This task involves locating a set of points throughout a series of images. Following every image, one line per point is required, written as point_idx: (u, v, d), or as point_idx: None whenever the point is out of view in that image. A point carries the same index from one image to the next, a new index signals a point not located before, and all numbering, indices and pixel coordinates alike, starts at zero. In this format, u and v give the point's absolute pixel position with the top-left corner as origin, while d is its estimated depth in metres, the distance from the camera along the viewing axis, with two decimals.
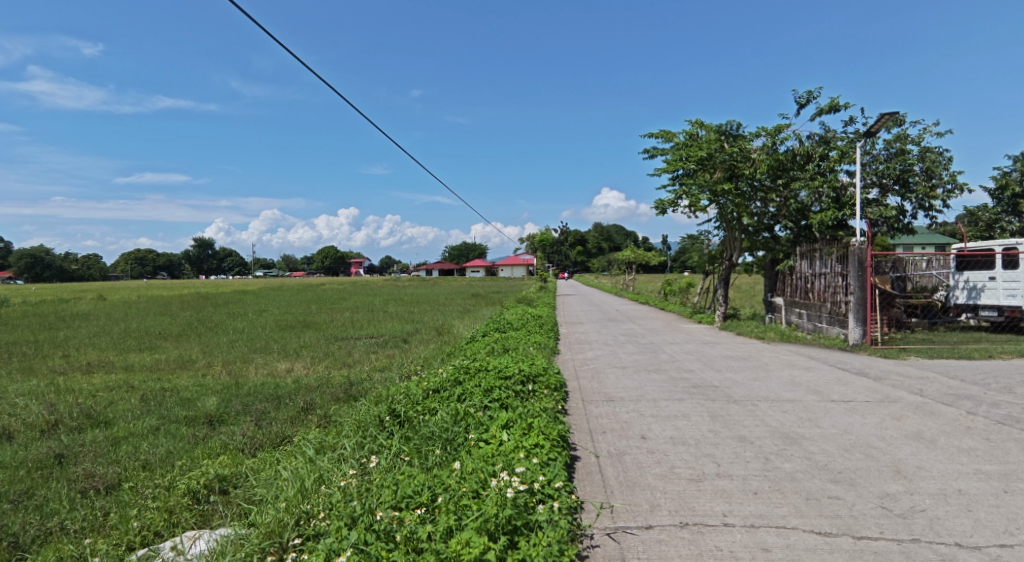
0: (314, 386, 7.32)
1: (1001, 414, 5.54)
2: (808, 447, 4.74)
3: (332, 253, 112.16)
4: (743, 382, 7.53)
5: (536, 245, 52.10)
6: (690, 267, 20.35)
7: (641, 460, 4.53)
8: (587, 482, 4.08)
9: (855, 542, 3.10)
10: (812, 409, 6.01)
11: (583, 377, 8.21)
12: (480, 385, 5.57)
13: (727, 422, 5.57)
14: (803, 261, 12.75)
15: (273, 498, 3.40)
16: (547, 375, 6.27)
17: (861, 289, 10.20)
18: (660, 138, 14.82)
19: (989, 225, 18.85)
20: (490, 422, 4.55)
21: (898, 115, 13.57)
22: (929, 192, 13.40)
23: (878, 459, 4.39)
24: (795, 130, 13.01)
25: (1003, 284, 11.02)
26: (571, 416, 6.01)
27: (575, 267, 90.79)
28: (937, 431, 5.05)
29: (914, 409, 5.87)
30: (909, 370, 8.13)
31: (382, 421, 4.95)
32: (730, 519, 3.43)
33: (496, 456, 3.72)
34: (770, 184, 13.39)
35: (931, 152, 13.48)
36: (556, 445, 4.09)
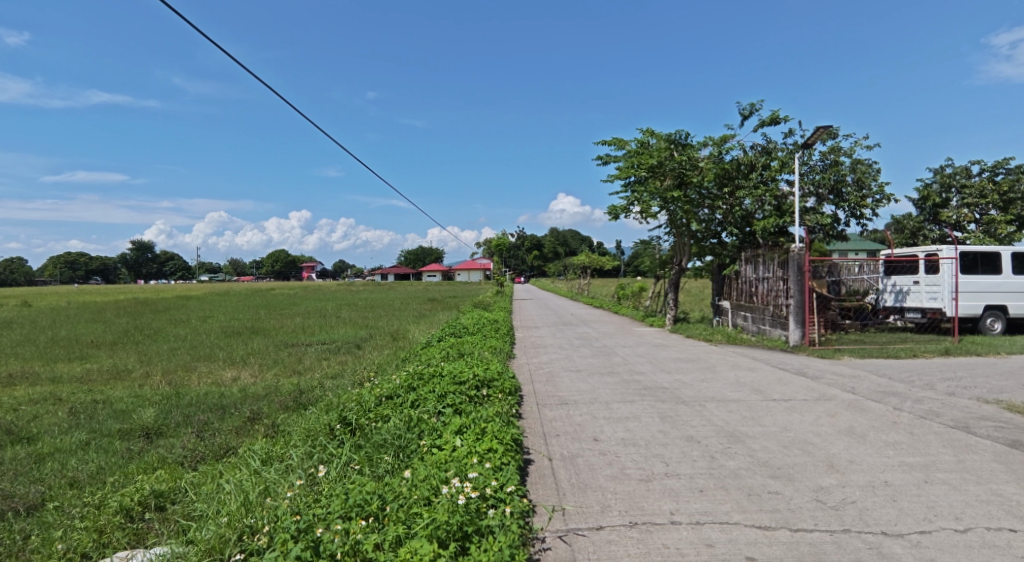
0: (261, 395, 7.07)
1: (924, 409, 5.92)
2: (750, 444, 4.94)
3: (281, 258, 108.87)
4: (691, 383, 7.77)
5: (492, 250, 52.05)
6: (642, 272, 20.81)
7: (593, 462, 4.61)
8: (540, 486, 4.12)
9: (792, 535, 3.25)
10: (755, 408, 6.26)
11: (538, 381, 8.26)
12: (434, 391, 5.52)
13: (675, 423, 5.74)
14: (747, 266, 13.29)
15: (213, 514, 3.27)
16: (501, 379, 6.28)
17: (800, 293, 10.71)
18: (612, 145, 15.14)
19: (913, 233, 20.17)
20: (443, 428, 4.52)
21: (831, 129, 14.39)
22: (860, 202, 14.26)
23: (814, 454, 4.62)
24: (739, 140, 13.58)
25: (925, 288, 11.82)
26: (525, 419, 6.04)
27: (530, 272, 91.43)
28: (867, 426, 5.36)
29: (847, 406, 6.22)
30: (843, 369, 8.59)
31: (332, 430, 4.85)
32: (676, 517, 3.54)
33: (448, 463, 3.70)
34: (717, 192, 13.87)
35: (862, 164, 14.35)
36: (508, 450, 4.10)
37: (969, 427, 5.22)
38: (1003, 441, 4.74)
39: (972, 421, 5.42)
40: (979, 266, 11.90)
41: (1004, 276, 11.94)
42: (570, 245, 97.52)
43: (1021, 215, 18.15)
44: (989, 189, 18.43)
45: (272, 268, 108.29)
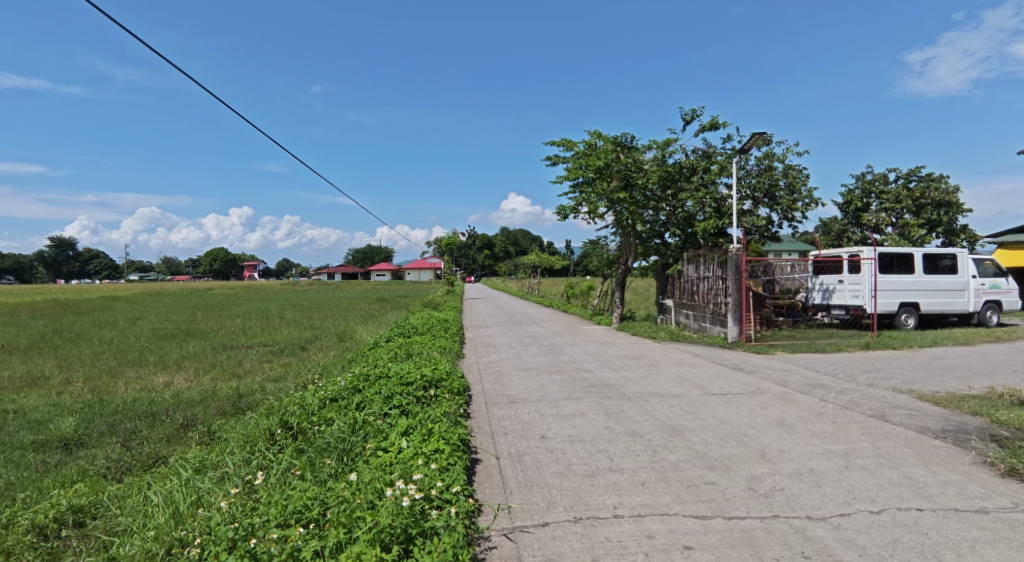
0: (197, 400, 6.75)
1: (846, 400, 6.33)
2: (690, 437, 5.13)
3: (219, 257, 104.16)
4: (636, 380, 7.99)
5: (441, 250, 51.59)
6: (590, 272, 21.11)
7: (539, 460, 4.66)
8: (486, 485, 4.12)
9: (726, 522, 3.41)
10: (695, 402, 6.51)
11: (487, 380, 8.27)
12: (379, 393, 5.44)
13: (620, 419, 5.89)
14: (689, 265, 13.76)
15: (138, 528, 3.10)
16: (449, 379, 6.24)
17: (738, 291, 11.19)
18: (561, 146, 15.31)
19: (839, 235, 21.47)
20: (389, 430, 4.46)
21: (765, 136, 15.13)
22: (792, 205, 15.07)
23: (748, 445, 4.85)
24: (681, 145, 14.02)
25: (848, 287, 12.63)
26: (472, 419, 6.03)
27: (480, 271, 91.34)
28: (796, 417, 5.67)
29: (779, 398, 6.55)
30: (776, 364, 9.05)
31: (272, 435, 4.68)
32: (619, 511, 3.63)
33: (394, 465, 3.66)
34: (661, 194, 14.26)
35: (793, 169, 15.18)
36: (455, 450, 4.09)
37: (885, 415, 5.62)
38: (913, 428, 5.14)
39: (888, 410, 5.83)
40: (895, 266, 12.79)
41: (916, 275, 12.88)
42: (519, 245, 98.03)
43: (931, 219, 19.67)
44: (904, 195, 19.86)
45: (210, 267, 103.52)
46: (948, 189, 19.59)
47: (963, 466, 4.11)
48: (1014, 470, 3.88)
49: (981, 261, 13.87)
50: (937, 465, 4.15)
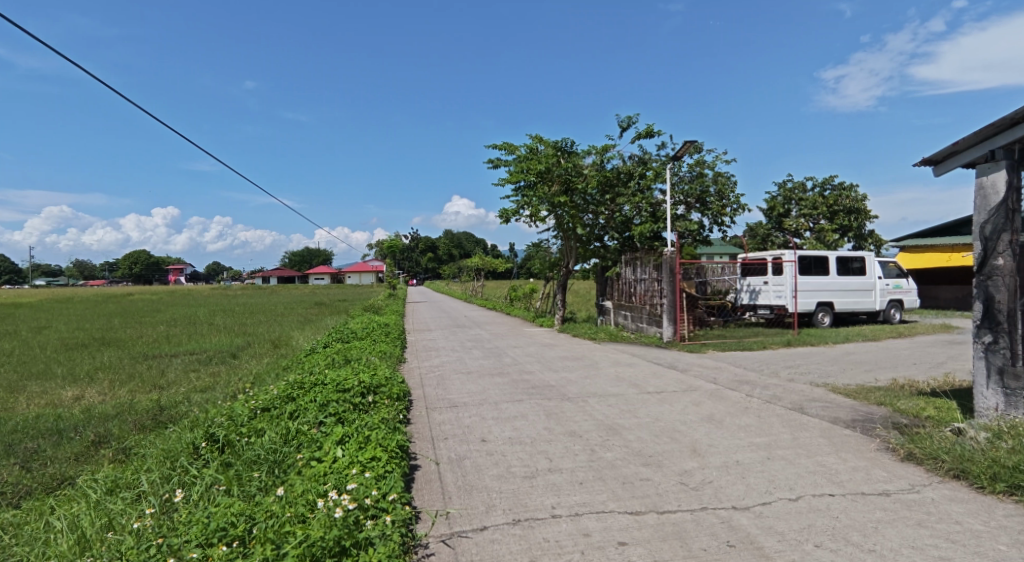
0: (111, 414, 6.28)
1: (769, 395, 6.70)
2: (626, 435, 5.27)
3: (142, 260, 97.84)
4: (575, 380, 8.13)
5: (384, 253, 50.67)
6: (532, 275, 21.28)
7: (479, 463, 4.65)
8: (425, 491, 4.07)
9: (658, 517, 3.52)
10: (631, 401, 6.70)
11: (428, 385, 8.17)
12: (314, 401, 5.26)
13: (560, 419, 5.97)
14: (627, 268, 14.14)
15: (36, 558, 2.85)
16: (388, 384, 6.11)
17: (672, 293, 11.64)
18: (503, 149, 15.39)
19: (764, 238, 22.70)
20: (324, 439, 4.33)
21: (696, 144, 15.80)
22: (721, 210, 15.82)
23: (680, 441, 5.04)
24: (619, 150, 14.41)
25: (772, 287, 13.46)
26: (412, 425, 5.94)
27: (422, 273, 90.36)
28: (724, 413, 5.94)
29: (709, 395, 6.84)
30: (707, 362, 9.46)
31: (196, 448, 4.41)
32: (557, 510, 3.68)
33: (327, 476, 3.55)
34: (599, 198, 14.57)
35: (722, 176, 15.91)
36: (393, 457, 4.00)
37: (803, 408, 5.99)
38: (827, 419, 5.50)
39: (805, 402, 6.22)
40: (812, 268, 13.69)
41: (831, 276, 13.81)
42: (461, 248, 97.68)
43: (844, 224, 21.13)
44: (820, 202, 21.28)
45: (130, 271, 96.86)
46: (857, 198, 21.15)
47: (869, 453, 4.43)
48: (911, 454, 4.23)
49: (886, 263, 15.04)
50: (847, 453, 4.46)
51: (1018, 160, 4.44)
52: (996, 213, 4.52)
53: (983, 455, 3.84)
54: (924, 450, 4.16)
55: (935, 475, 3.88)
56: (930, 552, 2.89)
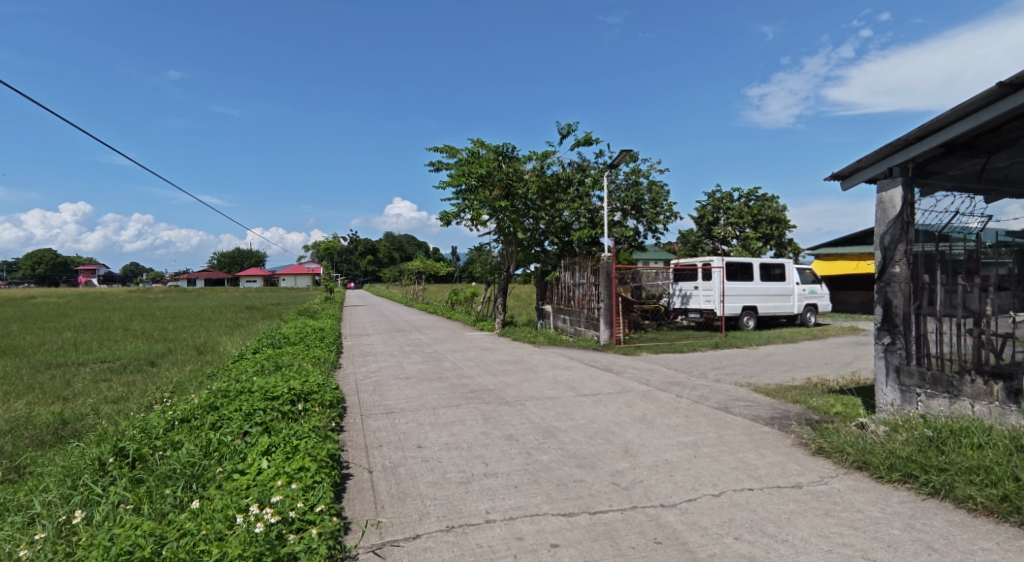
0: (4, 431, 5.70)
1: (697, 395, 6.98)
2: (561, 438, 5.33)
3: (49, 261, 90.15)
4: (514, 384, 8.15)
5: (321, 254, 49.20)
6: (473, 278, 21.20)
7: (415, 470, 4.56)
8: (357, 501, 3.95)
9: (591, 517, 3.57)
10: (567, 403, 6.79)
11: (364, 391, 7.95)
12: (239, 410, 4.99)
13: (497, 423, 5.96)
14: (566, 272, 14.38)
15: None
16: (320, 391, 5.90)
17: (609, 297, 11.93)
18: (444, 152, 15.27)
19: (694, 245, 23.70)
20: (248, 450, 4.12)
21: (632, 153, 16.32)
22: (655, 218, 16.39)
23: (613, 442, 5.15)
24: (559, 157, 14.64)
25: (702, 292, 14.06)
26: (346, 432, 5.76)
27: (361, 277, 88.34)
28: (655, 413, 6.13)
29: (642, 396, 7.05)
30: (641, 364, 9.74)
31: (102, 464, 4.06)
32: (492, 515, 3.66)
33: (250, 489, 3.37)
34: (540, 203, 14.74)
35: (656, 185, 16.48)
36: (323, 467, 3.86)
37: (728, 407, 6.28)
38: (749, 417, 5.79)
39: (730, 402, 6.52)
40: (738, 274, 14.41)
41: (755, 282, 14.59)
42: (401, 251, 96.21)
43: (767, 233, 22.40)
44: (745, 212, 22.46)
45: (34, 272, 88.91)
46: (778, 208, 22.49)
47: (784, 448, 4.70)
48: (821, 448, 4.51)
49: (803, 270, 16.06)
50: (766, 449, 4.71)
51: (913, 177, 4.84)
52: (893, 225, 4.90)
53: (882, 447, 4.14)
54: (832, 444, 4.45)
55: (841, 467, 4.15)
56: (835, 539, 3.08)
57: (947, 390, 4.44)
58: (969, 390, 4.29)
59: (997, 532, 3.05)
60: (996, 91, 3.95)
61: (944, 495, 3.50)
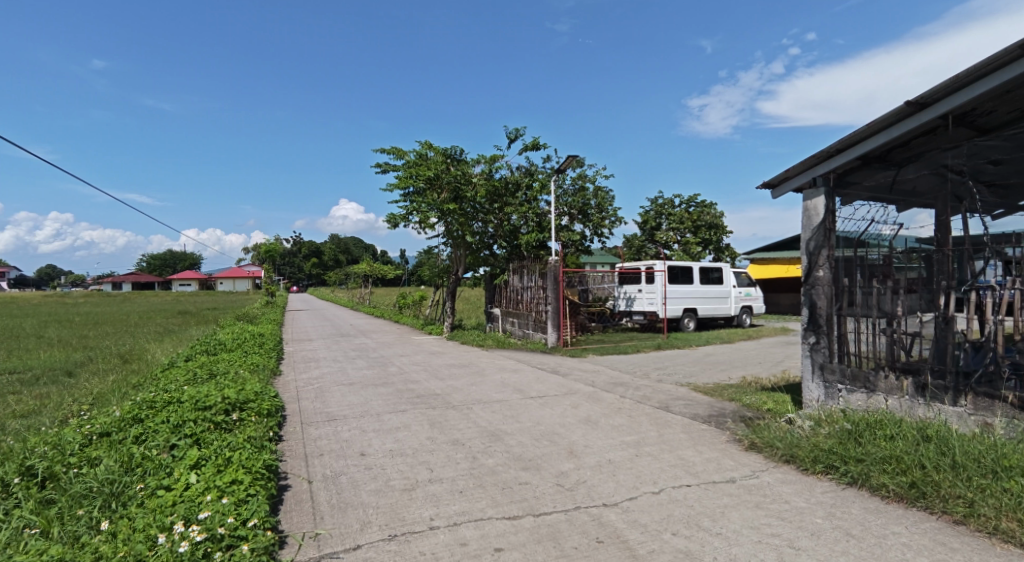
0: None
1: (640, 395, 7.14)
2: (507, 441, 5.33)
3: None
4: (461, 388, 8.10)
5: (262, 256, 47.39)
6: (421, 281, 20.94)
7: (357, 479, 4.44)
8: (294, 513, 3.80)
9: (535, 520, 3.58)
10: (514, 406, 6.80)
11: (306, 398, 7.69)
12: (167, 421, 4.72)
13: (443, 428, 5.90)
14: (514, 275, 14.44)
15: None
16: (257, 400, 5.66)
17: (556, 300, 12.05)
18: (391, 154, 15.03)
19: (638, 249, 24.34)
20: (175, 464, 3.89)
21: (579, 158, 16.57)
22: (600, 222, 16.71)
23: (558, 443, 5.19)
24: (507, 161, 14.68)
25: (645, 295, 14.43)
26: (285, 442, 5.54)
27: (304, 281, 85.62)
28: (600, 414, 6.23)
29: (587, 397, 7.16)
30: (587, 366, 9.89)
31: (6, 486, 3.74)
32: (436, 522, 3.61)
33: (176, 505, 3.18)
34: (488, 207, 14.73)
35: (602, 191, 16.81)
36: (257, 479, 3.69)
37: (668, 406, 6.47)
38: (688, 415, 5.98)
39: (671, 401, 6.71)
40: (679, 277, 14.90)
41: (695, 285, 15.13)
42: (347, 253, 93.96)
43: (706, 238, 23.26)
44: (686, 217, 23.25)
45: None
46: (717, 215, 23.41)
47: (720, 444, 4.88)
48: (753, 443, 4.71)
49: (739, 273, 16.78)
50: (703, 446, 4.87)
51: (833, 187, 5.13)
52: (817, 232, 5.18)
53: (808, 440, 4.37)
54: (763, 439, 4.65)
55: (771, 461, 4.35)
56: (764, 530, 3.22)
57: (865, 385, 4.74)
58: (883, 385, 4.60)
59: (907, 517, 3.27)
60: (904, 109, 4.27)
61: (861, 484, 3.73)
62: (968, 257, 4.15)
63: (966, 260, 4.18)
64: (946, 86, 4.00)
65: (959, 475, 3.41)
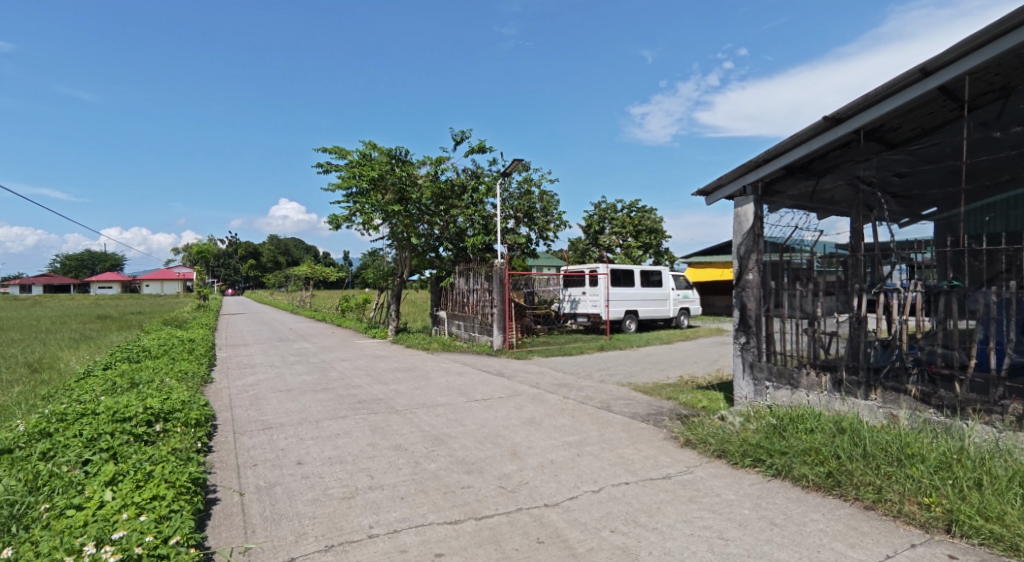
0: None
1: (583, 396, 7.27)
2: (450, 444, 5.30)
3: None
4: (405, 392, 7.98)
5: (193, 257, 45.04)
6: (364, 284, 20.51)
7: (293, 489, 4.30)
8: (223, 528, 3.63)
9: (477, 523, 3.58)
10: (458, 410, 6.76)
11: (240, 406, 7.35)
12: (80, 435, 4.40)
13: (385, 433, 5.80)
14: (460, 278, 14.39)
15: None
16: (184, 409, 5.37)
17: (502, 302, 12.09)
18: (334, 153, 14.64)
19: (582, 253, 24.77)
20: (88, 480, 3.63)
21: (524, 163, 16.70)
22: (545, 226, 16.91)
23: (502, 445, 5.21)
24: (453, 163, 14.60)
25: (589, 297, 14.72)
26: (215, 453, 5.28)
27: (240, 283, 82.03)
28: (543, 415, 6.29)
29: (531, 399, 7.21)
30: (532, 367, 9.98)
31: None
32: (375, 530, 3.54)
33: (87, 526, 2.97)
34: (434, 209, 14.59)
35: (547, 194, 17.01)
36: (182, 493, 3.51)
37: (610, 406, 6.62)
38: (629, 414, 6.14)
39: (612, 401, 6.87)
40: (621, 279, 15.30)
41: (636, 287, 15.56)
42: (287, 254, 90.71)
43: (647, 242, 23.96)
44: (627, 222, 23.88)
45: None
46: (656, 220, 24.16)
47: (658, 442, 5.04)
48: (688, 440, 4.89)
49: (678, 276, 17.37)
50: (642, 444, 5.01)
51: (761, 195, 5.42)
52: (746, 238, 5.47)
53: (738, 435, 4.57)
54: (697, 436, 4.83)
55: (704, 456, 4.53)
56: (696, 523, 3.35)
57: (789, 382, 5.06)
58: (805, 381, 4.95)
59: (825, 505, 3.49)
60: (824, 124, 4.57)
61: (784, 475, 3.94)
62: (878, 261, 4.45)
63: (875, 265, 4.46)
64: (859, 104, 4.31)
65: (870, 464, 3.68)
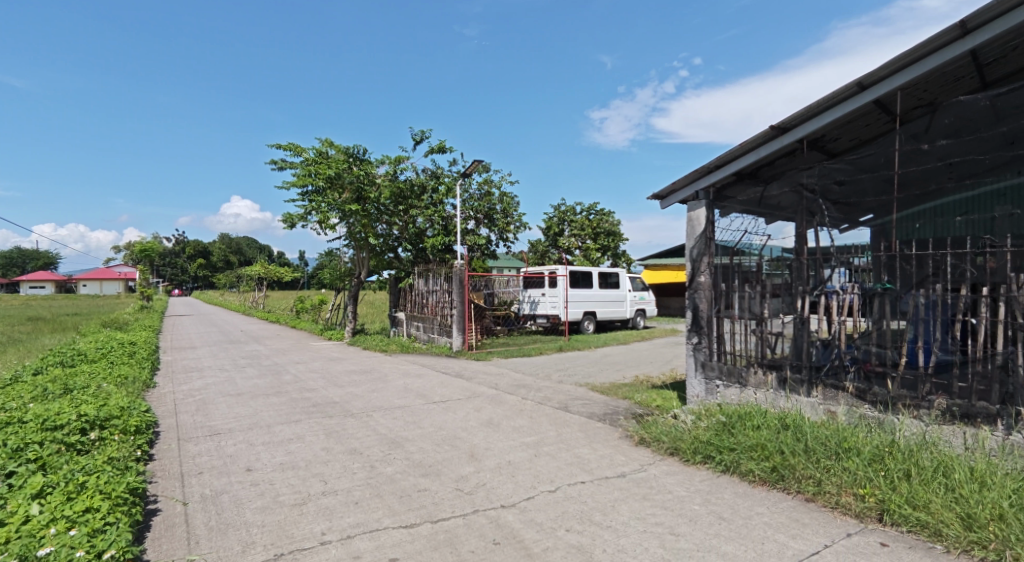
0: None
1: (541, 396, 7.32)
2: (407, 447, 5.24)
3: None
4: (361, 395, 7.84)
5: (137, 256, 42.96)
6: (320, 284, 20.05)
7: (241, 496, 4.16)
8: (164, 539, 3.49)
9: (432, 526, 3.55)
10: (416, 412, 6.69)
11: (186, 412, 7.06)
12: (4, 445, 4.14)
13: (340, 437, 5.68)
14: (419, 279, 14.26)
15: None
16: (122, 416, 5.12)
17: (462, 303, 12.05)
18: (288, 150, 14.25)
19: (542, 255, 24.93)
20: (13, 494, 3.42)
21: (484, 164, 16.68)
22: (505, 227, 16.95)
23: (459, 447, 5.19)
24: (412, 163, 14.44)
25: (548, 298, 14.84)
26: (158, 461, 5.06)
27: (188, 284, 78.82)
28: (501, 416, 6.30)
29: (490, 400, 7.21)
30: (491, 369, 9.97)
31: None
32: (327, 536, 3.47)
33: (11, 542, 2.80)
34: (393, 209, 14.38)
35: (507, 196, 17.04)
36: (118, 504, 3.35)
37: (567, 406, 6.69)
38: (586, 414, 6.22)
39: (570, 401, 6.95)
40: (580, 281, 15.48)
41: (594, 289, 15.78)
42: (238, 254, 87.75)
43: (605, 244, 24.34)
44: (586, 224, 24.18)
45: None
46: (614, 222, 24.57)
47: (613, 441, 5.12)
48: (642, 439, 4.99)
49: (635, 278, 17.71)
50: (598, 443, 5.08)
51: (713, 200, 5.53)
52: (698, 241, 5.60)
53: (689, 433, 4.70)
54: (651, 434, 4.94)
55: (658, 454, 4.64)
56: (649, 519, 3.43)
57: (738, 381, 5.24)
58: (753, 380, 5.12)
59: (770, 498, 3.63)
60: (770, 132, 4.75)
61: (732, 471, 4.08)
62: (820, 265, 4.58)
63: (817, 268, 4.60)
64: (802, 115, 4.50)
65: (811, 458, 3.84)
